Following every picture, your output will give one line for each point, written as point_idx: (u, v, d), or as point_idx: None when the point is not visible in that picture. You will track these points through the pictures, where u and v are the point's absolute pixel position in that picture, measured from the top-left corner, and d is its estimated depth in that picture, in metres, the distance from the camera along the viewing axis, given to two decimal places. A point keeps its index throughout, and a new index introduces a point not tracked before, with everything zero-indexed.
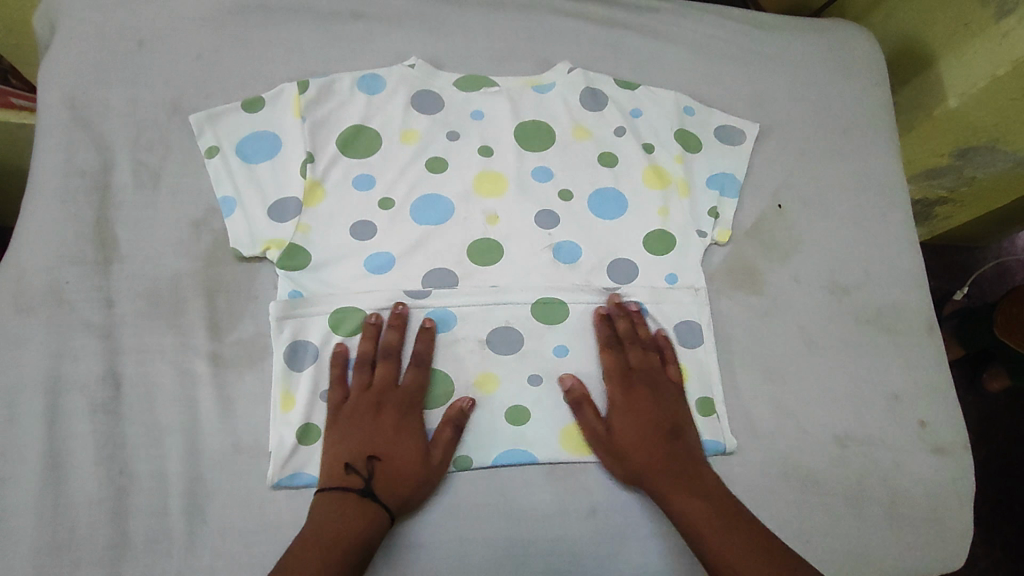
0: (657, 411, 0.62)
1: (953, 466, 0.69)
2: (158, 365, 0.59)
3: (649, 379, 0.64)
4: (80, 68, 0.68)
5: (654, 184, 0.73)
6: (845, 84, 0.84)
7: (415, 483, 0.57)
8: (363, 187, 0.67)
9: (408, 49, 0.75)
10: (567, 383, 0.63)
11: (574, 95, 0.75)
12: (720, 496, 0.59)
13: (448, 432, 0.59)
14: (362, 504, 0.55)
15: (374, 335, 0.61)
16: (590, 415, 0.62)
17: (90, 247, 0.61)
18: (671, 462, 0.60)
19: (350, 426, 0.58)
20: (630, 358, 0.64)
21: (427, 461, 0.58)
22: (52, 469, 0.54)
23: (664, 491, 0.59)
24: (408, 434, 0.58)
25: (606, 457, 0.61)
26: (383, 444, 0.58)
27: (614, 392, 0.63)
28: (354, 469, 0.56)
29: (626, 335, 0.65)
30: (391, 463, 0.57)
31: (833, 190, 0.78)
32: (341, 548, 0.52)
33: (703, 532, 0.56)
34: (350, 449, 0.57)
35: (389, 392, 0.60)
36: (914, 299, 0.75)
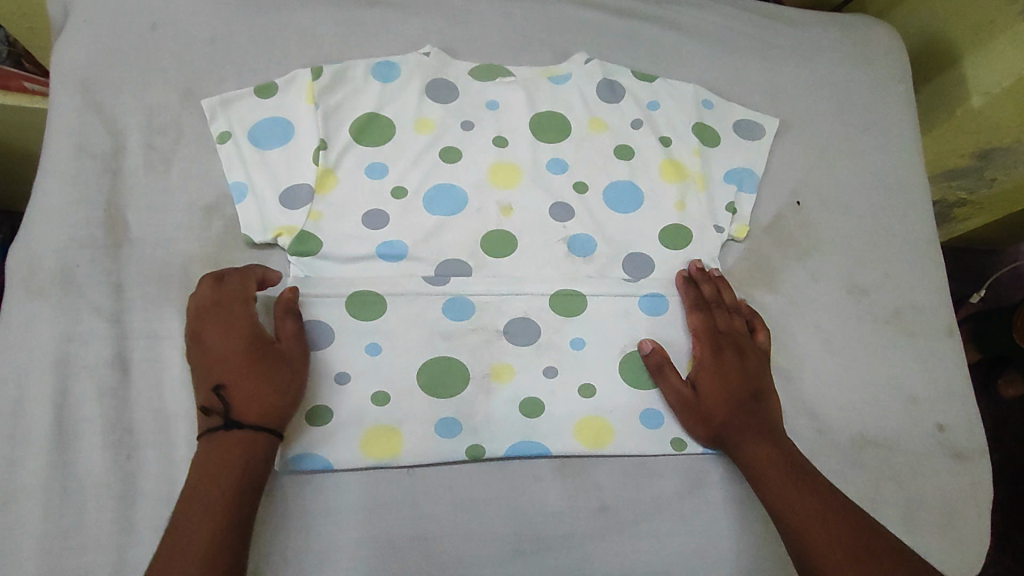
0: (747, 375, 0.62)
1: (971, 469, 0.67)
2: (167, 351, 0.58)
3: (739, 344, 0.64)
4: (94, 52, 0.67)
5: (670, 177, 0.72)
6: (866, 80, 0.82)
7: (276, 387, 0.55)
8: (376, 176, 0.66)
9: (422, 38, 0.74)
10: (647, 348, 0.63)
11: (591, 86, 0.74)
12: (797, 458, 0.58)
13: (291, 325, 0.57)
14: (230, 437, 0.52)
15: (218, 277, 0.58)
16: (674, 378, 0.62)
17: (101, 230, 0.60)
18: (753, 423, 0.60)
19: (199, 370, 0.55)
20: (716, 320, 0.65)
21: (283, 363, 0.56)
22: (59, 452, 0.54)
23: (745, 448, 0.59)
24: (251, 347, 0.55)
25: (689, 417, 0.61)
26: (227, 371, 0.54)
27: (702, 355, 0.63)
28: (210, 410, 0.53)
29: (712, 298, 0.66)
30: (241, 384, 0.54)
31: (854, 187, 0.76)
32: (224, 487, 0.50)
33: (774, 487, 0.57)
34: (201, 392, 0.54)
35: (219, 318, 0.56)
36: (934, 300, 0.73)
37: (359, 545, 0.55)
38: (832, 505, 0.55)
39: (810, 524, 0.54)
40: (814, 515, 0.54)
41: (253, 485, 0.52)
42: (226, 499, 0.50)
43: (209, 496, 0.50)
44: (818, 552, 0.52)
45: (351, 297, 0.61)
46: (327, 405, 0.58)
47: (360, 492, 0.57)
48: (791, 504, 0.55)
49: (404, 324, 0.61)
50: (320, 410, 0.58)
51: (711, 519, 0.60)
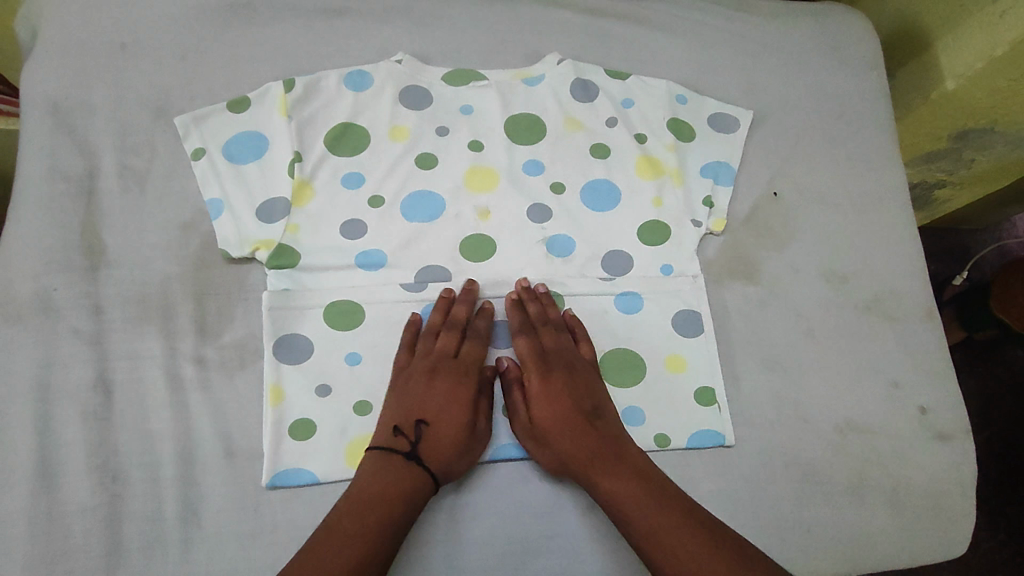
0: (579, 393, 0.60)
1: (954, 450, 0.68)
2: (149, 370, 0.58)
3: (569, 362, 0.61)
4: (64, 74, 0.67)
5: (647, 173, 0.72)
6: (838, 68, 0.83)
7: (456, 450, 0.57)
8: (353, 185, 0.66)
9: (394, 45, 0.74)
10: (504, 364, 0.62)
11: (565, 86, 0.74)
12: (653, 479, 0.56)
13: (489, 403, 0.60)
14: (408, 470, 0.55)
15: (447, 306, 0.62)
16: (519, 396, 0.61)
17: (77, 253, 0.60)
18: (593, 447, 0.57)
19: (406, 390, 0.58)
20: (544, 341, 0.62)
21: (472, 435, 0.58)
22: (44, 478, 0.54)
23: (597, 478, 0.56)
24: (459, 401, 0.59)
25: (530, 444, 0.59)
26: (433, 411, 0.58)
27: (532, 378, 0.61)
28: (403, 433, 0.57)
29: (537, 318, 0.63)
30: (440, 430, 0.57)
31: (828, 176, 0.77)
32: (393, 505, 0.53)
33: (634, 512, 0.54)
34: (401, 415, 0.57)
35: (447, 359, 0.60)
36: (912, 283, 0.74)
37: None
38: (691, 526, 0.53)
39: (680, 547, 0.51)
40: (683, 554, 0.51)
41: (411, 515, 0.53)
42: (382, 526, 0.52)
43: (366, 515, 0.52)
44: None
45: (329, 307, 0.62)
46: (313, 419, 0.58)
47: None
48: (648, 529, 0.53)
49: (386, 333, 0.62)
50: (305, 423, 0.58)
51: None
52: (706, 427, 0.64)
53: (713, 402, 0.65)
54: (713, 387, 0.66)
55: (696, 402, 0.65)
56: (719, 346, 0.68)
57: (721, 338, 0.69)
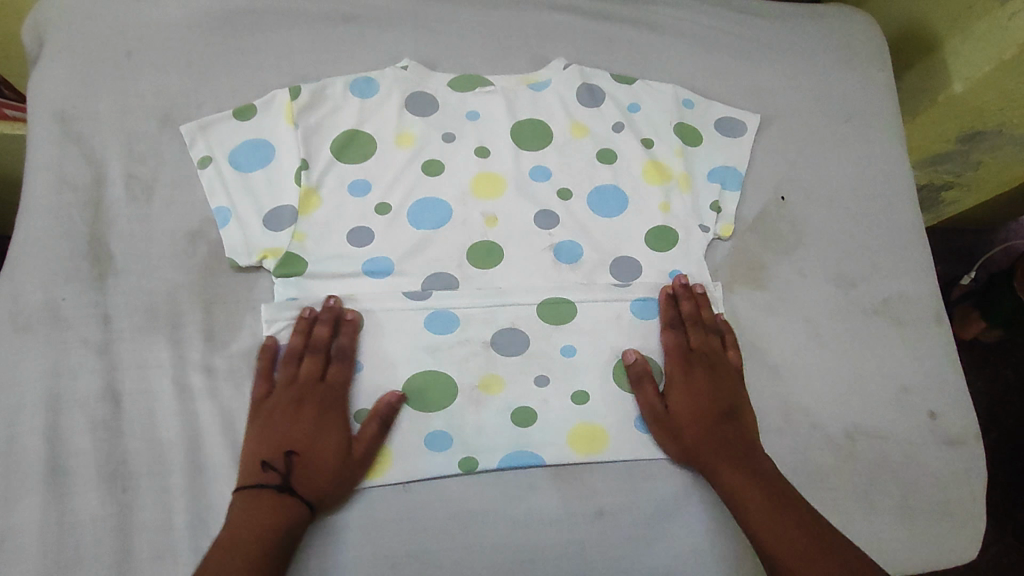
0: (717, 392, 0.63)
1: (965, 455, 0.68)
2: (158, 379, 0.58)
3: (710, 362, 0.64)
4: (71, 82, 0.67)
5: (654, 178, 0.72)
6: (845, 71, 0.82)
7: (330, 477, 0.55)
8: (359, 193, 0.66)
9: (400, 50, 0.74)
10: (630, 358, 0.63)
11: (571, 91, 0.74)
12: (775, 480, 0.58)
13: (374, 426, 0.57)
14: (278, 504, 0.53)
15: (305, 330, 0.60)
16: (650, 391, 0.62)
17: (85, 262, 0.60)
18: (722, 441, 0.60)
19: (271, 421, 0.57)
20: (691, 339, 0.65)
21: (349, 461, 0.56)
22: (54, 488, 0.54)
23: (719, 468, 0.59)
24: (329, 427, 0.57)
25: (660, 433, 0.61)
26: (302, 439, 0.56)
27: (674, 372, 0.63)
28: (271, 466, 0.55)
29: (689, 316, 0.66)
30: (309, 459, 0.55)
31: (836, 179, 0.77)
32: (262, 542, 0.52)
33: (753, 503, 0.56)
34: (268, 447, 0.56)
35: (312, 387, 0.58)
36: (921, 287, 0.73)
37: (359, 565, 0.55)
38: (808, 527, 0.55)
39: (787, 540, 0.54)
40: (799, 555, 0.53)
41: (285, 550, 0.53)
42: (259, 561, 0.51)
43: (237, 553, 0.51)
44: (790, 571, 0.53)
45: (334, 316, 0.62)
46: None
47: (356, 511, 0.57)
48: (764, 520, 0.55)
49: (393, 340, 0.62)
50: None
51: (708, 519, 0.61)
52: None
53: None
54: None
55: None
56: None
57: None
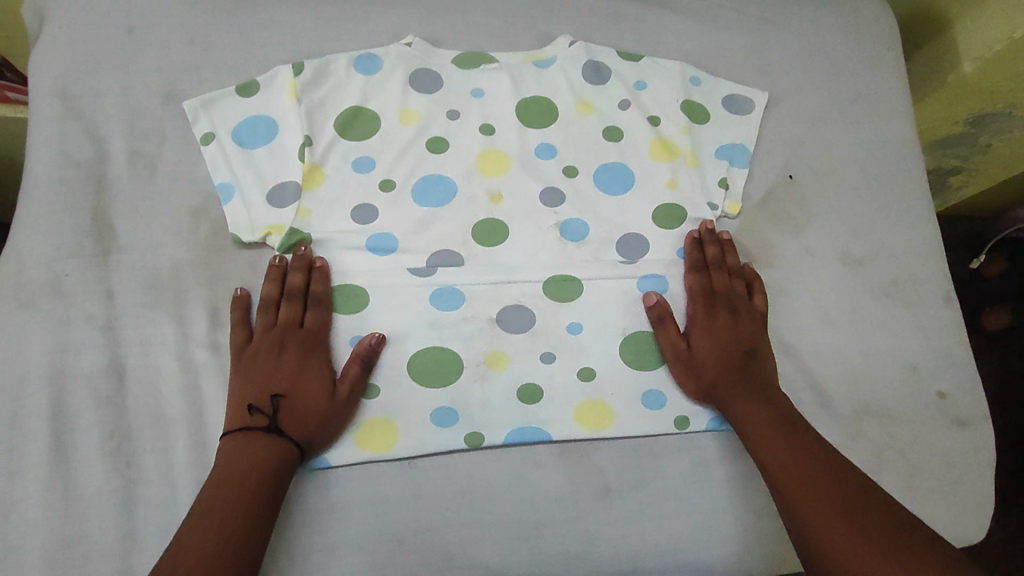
0: (738, 333, 0.63)
1: (974, 435, 0.67)
2: (162, 355, 0.58)
3: (733, 304, 0.64)
4: (72, 59, 0.67)
5: (661, 156, 0.71)
6: (855, 49, 0.81)
7: (319, 415, 0.56)
8: (363, 170, 0.66)
9: (404, 28, 0.73)
10: (652, 300, 0.64)
11: (576, 68, 0.73)
12: (790, 415, 0.59)
13: (356, 367, 0.58)
14: (269, 442, 0.53)
15: (279, 277, 0.60)
16: (672, 331, 0.62)
17: (88, 238, 0.60)
18: (744, 378, 0.61)
19: (252, 368, 0.57)
20: (714, 283, 0.65)
21: (334, 401, 0.56)
22: (59, 462, 0.54)
23: (737, 406, 0.60)
24: (312, 369, 0.57)
25: (681, 372, 0.62)
26: (286, 383, 0.56)
27: (696, 313, 0.64)
28: (258, 410, 0.55)
29: (713, 260, 0.66)
30: (296, 400, 0.56)
31: (845, 158, 0.76)
32: (258, 479, 0.52)
33: (771, 443, 0.57)
34: (254, 391, 0.56)
35: (293, 332, 0.58)
36: (931, 267, 0.73)
37: (365, 541, 0.55)
38: (830, 468, 0.54)
39: (802, 465, 0.54)
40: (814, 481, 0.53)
41: (279, 489, 0.53)
42: (253, 494, 0.51)
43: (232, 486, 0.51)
44: (804, 508, 0.52)
45: (339, 293, 0.61)
46: None
47: (361, 486, 0.57)
48: (783, 458, 0.55)
49: (397, 317, 0.61)
50: None
51: (715, 497, 0.60)
52: None
53: None
54: None
55: None
56: None
57: None
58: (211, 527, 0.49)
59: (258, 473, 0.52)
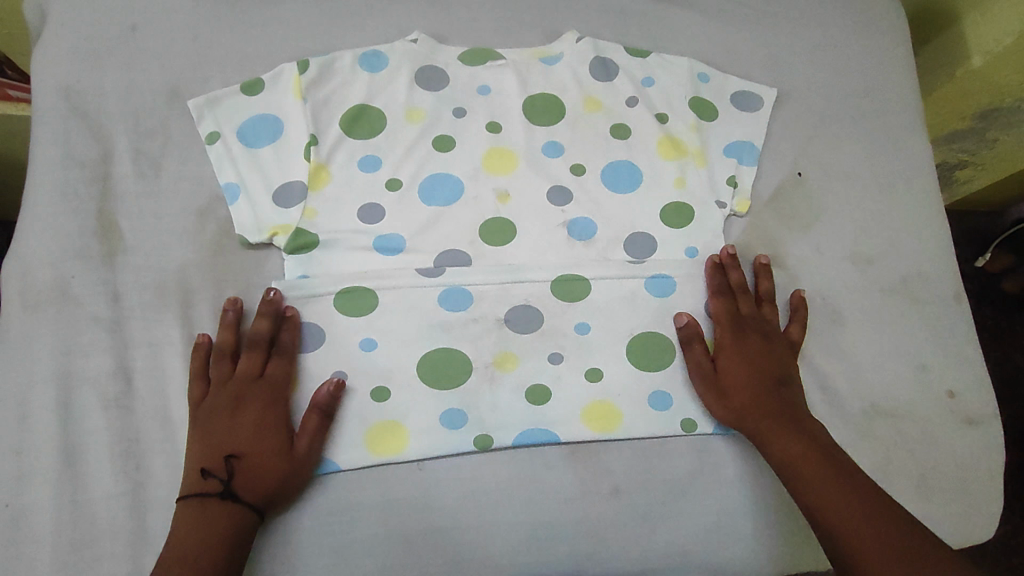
0: (768, 358, 0.62)
1: (984, 435, 0.67)
2: (169, 357, 0.58)
3: (761, 328, 0.64)
4: (75, 57, 0.66)
5: (669, 154, 0.70)
6: (864, 44, 0.80)
7: (278, 474, 0.54)
8: (369, 169, 0.65)
9: (409, 24, 0.72)
10: (682, 319, 0.63)
11: (583, 65, 0.73)
12: (827, 444, 0.57)
13: (316, 419, 0.56)
14: (224, 508, 0.52)
15: (235, 324, 0.58)
16: (700, 351, 0.62)
17: (93, 240, 0.60)
18: (776, 405, 0.59)
19: (206, 427, 0.54)
20: (740, 306, 0.64)
21: (294, 457, 0.54)
22: (68, 466, 0.53)
23: (769, 431, 0.58)
24: (268, 424, 0.55)
25: (708, 395, 0.61)
26: (241, 442, 0.54)
27: (724, 336, 0.63)
28: (211, 474, 0.53)
29: (737, 285, 0.65)
30: (251, 460, 0.53)
31: (854, 155, 0.75)
32: (214, 551, 0.50)
33: (809, 469, 0.55)
34: (207, 453, 0.53)
35: (249, 384, 0.56)
36: (941, 265, 0.72)
37: (374, 543, 0.55)
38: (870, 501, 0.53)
39: (841, 497, 0.53)
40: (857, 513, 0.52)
41: (236, 557, 0.51)
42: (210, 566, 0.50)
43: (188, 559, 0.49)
44: (853, 538, 0.51)
45: (346, 294, 0.61)
46: None
47: (368, 489, 0.56)
48: (821, 489, 0.54)
49: (405, 318, 0.61)
50: None
51: (724, 498, 0.60)
52: None
53: None
54: None
55: None
56: None
57: None
58: None
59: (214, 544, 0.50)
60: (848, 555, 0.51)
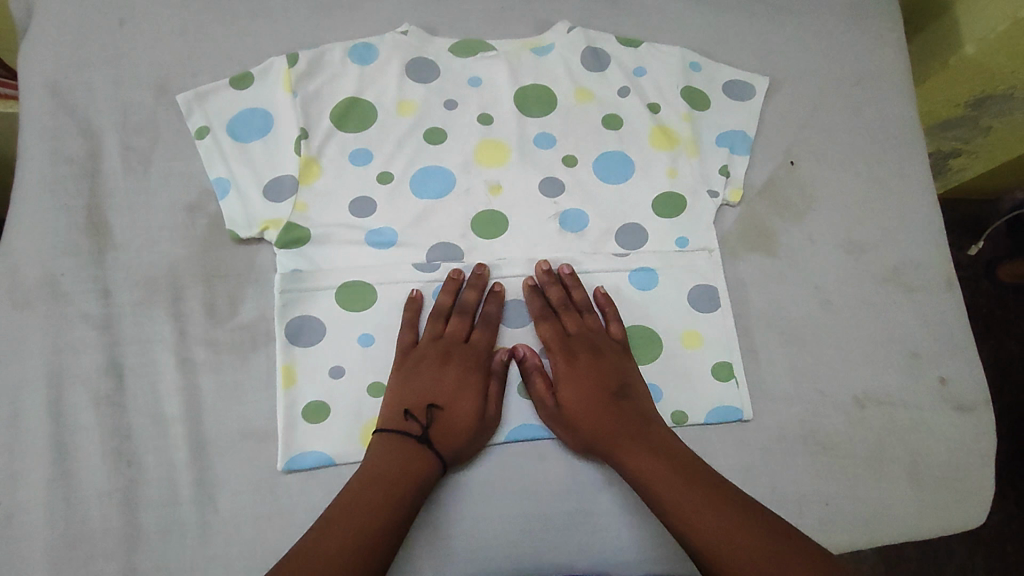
0: (601, 377, 0.60)
1: (975, 421, 0.67)
2: (161, 353, 0.58)
3: (593, 344, 0.62)
4: (61, 53, 0.65)
5: (661, 144, 0.70)
6: (857, 31, 0.80)
7: (460, 431, 0.57)
8: (361, 162, 0.65)
9: (399, 15, 0.72)
10: (522, 352, 0.61)
11: (575, 55, 0.72)
12: (683, 457, 0.55)
13: (498, 387, 0.60)
14: (418, 450, 0.55)
15: (454, 290, 0.62)
16: (541, 386, 0.60)
17: (82, 237, 0.59)
18: (616, 426, 0.57)
19: (417, 374, 0.59)
20: (566, 325, 0.62)
21: (479, 417, 0.58)
22: (61, 463, 0.54)
23: (622, 456, 0.56)
24: (470, 384, 0.59)
25: (560, 429, 0.59)
26: (444, 395, 0.58)
27: (557, 363, 0.61)
28: (413, 416, 0.57)
29: (558, 303, 0.63)
30: (451, 412, 0.57)
31: (847, 144, 0.75)
32: (402, 488, 0.52)
33: (665, 487, 0.53)
34: (411, 398, 0.57)
35: (457, 345, 0.61)
36: (933, 253, 0.72)
37: None
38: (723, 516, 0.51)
39: (695, 516, 0.51)
40: (713, 530, 0.50)
41: (420, 501, 0.53)
42: (393, 501, 0.52)
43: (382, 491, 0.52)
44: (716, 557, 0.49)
45: (339, 288, 0.61)
46: (326, 401, 0.58)
47: None
48: (677, 510, 0.52)
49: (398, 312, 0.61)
50: (319, 406, 0.58)
51: None
52: (726, 403, 0.64)
53: (733, 377, 0.65)
54: (733, 362, 0.65)
55: (715, 376, 0.64)
56: (737, 321, 0.67)
57: (739, 312, 0.67)
58: (360, 534, 0.49)
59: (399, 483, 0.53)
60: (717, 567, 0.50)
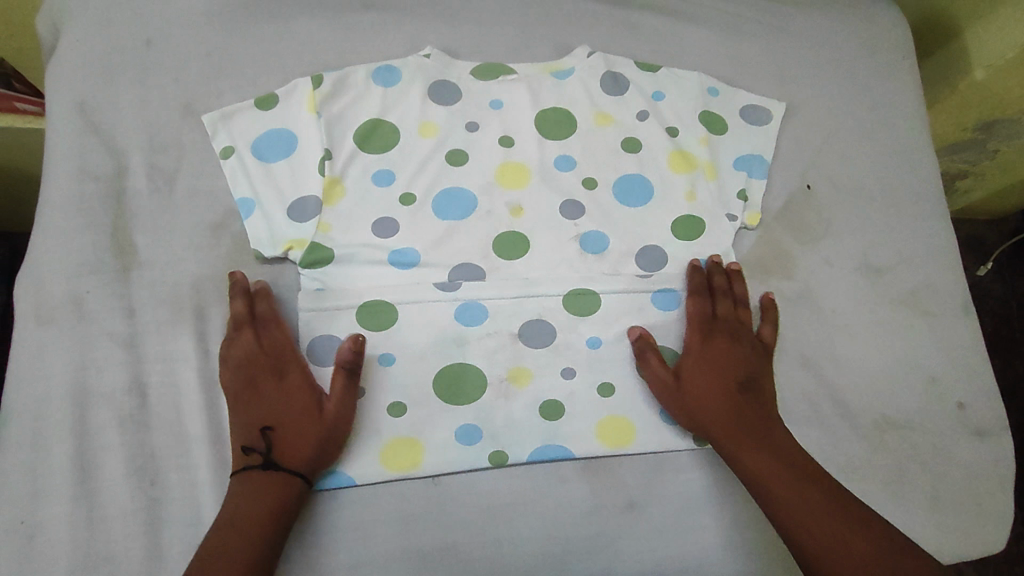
0: (734, 361, 0.61)
1: (994, 446, 0.67)
2: (184, 371, 0.58)
3: (732, 331, 0.63)
4: (90, 73, 0.66)
5: (679, 167, 0.71)
6: (870, 58, 0.81)
7: (302, 440, 0.54)
8: (383, 183, 0.65)
9: (422, 38, 0.73)
10: (636, 333, 0.63)
11: (595, 79, 0.73)
12: (801, 460, 0.58)
13: (341, 379, 0.56)
14: (266, 479, 0.53)
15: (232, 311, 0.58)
16: (656, 363, 0.61)
17: (108, 254, 0.60)
18: (743, 415, 0.59)
19: (236, 406, 0.55)
20: (716, 309, 0.64)
21: (318, 418, 0.55)
22: (83, 483, 0.53)
23: (738, 445, 0.58)
24: (293, 391, 0.56)
25: (679, 406, 0.60)
26: (268, 414, 0.55)
27: (692, 338, 0.63)
28: (250, 448, 0.54)
29: (719, 288, 0.65)
30: (283, 427, 0.54)
31: (861, 169, 0.76)
32: (261, 524, 0.51)
33: (783, 489, 0.56)
34: (241, 431, 0.54)
35: (259, 358, 0.57)
36: (948, 277, 0.73)
37: (387, 558, 0.55)
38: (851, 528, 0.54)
39: (814, 522, 0.54)
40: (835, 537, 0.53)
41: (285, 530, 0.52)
42: (254, 542, 0.50)
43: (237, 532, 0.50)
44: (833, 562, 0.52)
45: (361, 307, 0.61)
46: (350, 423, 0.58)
47: (385, 504, 0.56)
48: (800, 518, 0.54)
49: (419, 332, 0.61)
50: None
51: (736, 512, 0.60)
52: None
53: None
54: None
55: None
56: None
57: None
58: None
59: (249, 523, 0.51)
60: (819, 565, 0.53)
